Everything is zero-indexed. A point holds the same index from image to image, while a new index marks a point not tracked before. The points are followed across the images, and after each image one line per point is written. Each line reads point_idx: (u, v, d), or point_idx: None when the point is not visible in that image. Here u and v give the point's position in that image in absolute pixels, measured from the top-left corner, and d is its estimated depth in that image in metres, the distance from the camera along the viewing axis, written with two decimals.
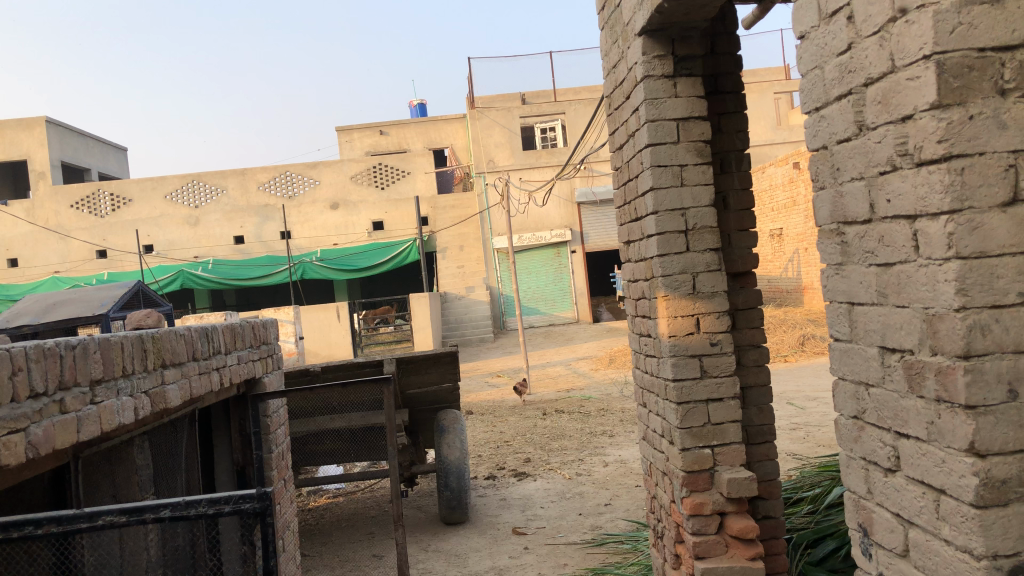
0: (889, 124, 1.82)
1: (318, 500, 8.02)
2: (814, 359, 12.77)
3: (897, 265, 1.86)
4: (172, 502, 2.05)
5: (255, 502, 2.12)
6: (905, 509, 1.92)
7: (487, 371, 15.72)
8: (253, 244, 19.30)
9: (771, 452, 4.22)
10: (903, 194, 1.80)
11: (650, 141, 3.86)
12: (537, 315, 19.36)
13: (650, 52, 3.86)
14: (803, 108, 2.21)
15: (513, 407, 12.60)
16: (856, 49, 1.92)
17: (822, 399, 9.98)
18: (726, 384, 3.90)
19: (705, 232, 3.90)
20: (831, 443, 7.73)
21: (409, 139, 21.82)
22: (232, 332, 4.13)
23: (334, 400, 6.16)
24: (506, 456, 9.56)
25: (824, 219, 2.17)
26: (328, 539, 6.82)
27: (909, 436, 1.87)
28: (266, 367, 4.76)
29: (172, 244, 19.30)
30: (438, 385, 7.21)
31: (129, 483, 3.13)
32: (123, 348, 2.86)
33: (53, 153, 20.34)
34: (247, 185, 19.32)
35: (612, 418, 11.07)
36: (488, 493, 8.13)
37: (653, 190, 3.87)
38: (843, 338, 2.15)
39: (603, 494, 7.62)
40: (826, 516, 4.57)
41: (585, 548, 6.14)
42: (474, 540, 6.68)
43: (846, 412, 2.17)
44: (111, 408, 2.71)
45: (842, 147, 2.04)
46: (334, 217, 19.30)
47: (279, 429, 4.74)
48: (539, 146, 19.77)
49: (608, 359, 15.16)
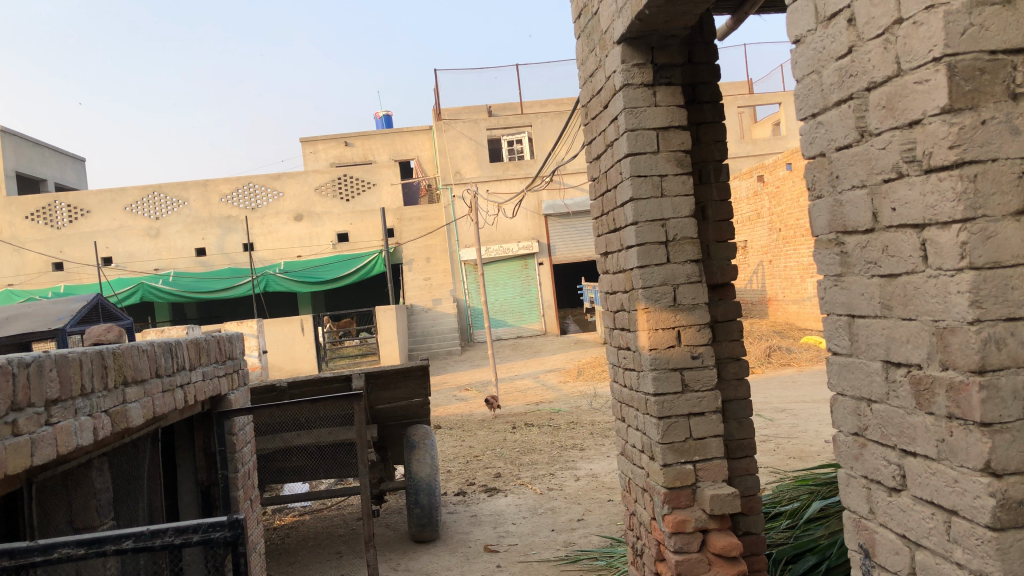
0: (895, 129, 1.75)
1: (284, 518, 7.83)
2: (781, 370, 12.82)
3: (903, 276, 1.79)
4: (135, 532, 1.90)
5: (225, 530, 1.94)
6: (911, 531, 1.85)
7: (454, 384, 15.55)
8: (216, 256, 18.97)
9: (752, 467, 4.15)
10: (910, 201, 1.73)
11: (629, 151, 3.78)
12: (504, 328, 19.25)
13: (630, 61, 3.80)
14: (800, 115, 2.15)
15: (482, 421, 12.48)
16: (858, 52, 1.86)
17: (790, 411, 10.01)
18: (708, 399, 3.83)
19: (685, 244, 3.83)
20: (801, 455, 7.73)
21: (374, 150, 21.63)
22: (197, 346, 3.97)
23: (302, 417, 5.99)
24: (476, 471, 9.42)
25: (822, 228, 2.10)
26: (295, 559, 6.62)
27: (917, 454, 1.80)
28: (232, 382, 4.59)
29: (132, 257, 18.89)
30: (408, 400, 7.07)
31: (87, 509, 2.95)
32: (81, 365, 2.70)
33: (8, 163, 19.86)
34: (209, 196, 19.00)
35: (582, 431, 10.98)
36: (458, 510, 7.99)
37: (633, 201, 3.80)
38: (842, 352, 2.07)
39: (575, 508, 7.52)
40: (805, 530, 4.52)
41: (559, 565, 6.02)
42: (445, 558, 6.53)
43: (845, 429, 2.09)
44: (68, 429, 2.55)
45: (842, 154, 1.97)
46: (298, 229, 19.05)
47: (245, 447, 4.57)
48: (505, 159, 19.74)
49: (577, 371, 15.11)
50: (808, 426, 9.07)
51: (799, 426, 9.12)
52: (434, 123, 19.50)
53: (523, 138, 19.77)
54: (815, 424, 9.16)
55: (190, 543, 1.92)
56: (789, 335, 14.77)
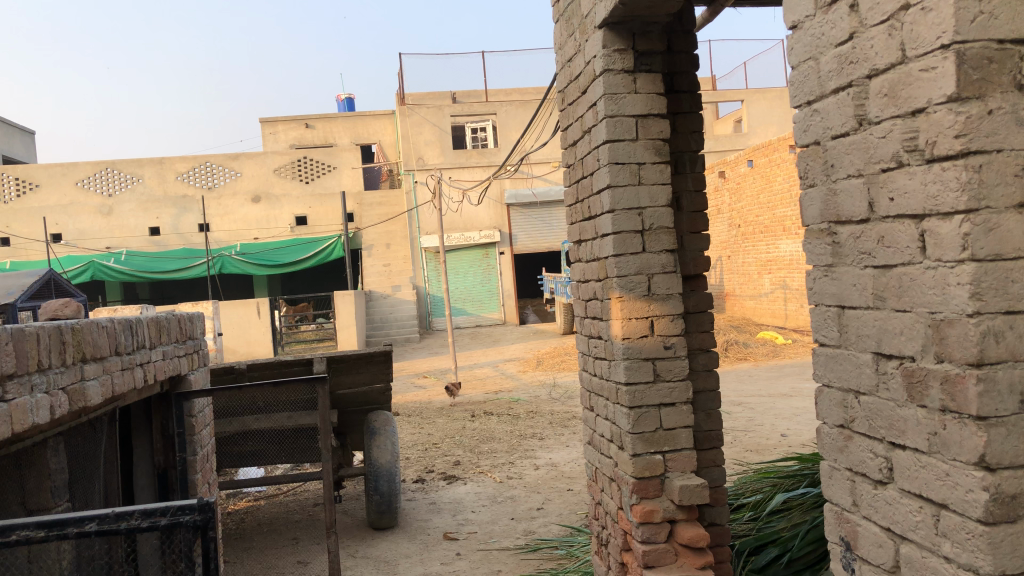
0: (896, 117, 1.74)
1: (239, 503, 7.69)
2: (738, 364, 12.95)
3: (899, 268, 1.77)
4: (98, 515, 1.78)
5: (195, 514, 1.83)
6: (897, 524, 1.84)
7: (412, 371, 15.45)
8: (170, 236, 18.56)
9: (718, 459, 4.15)
10: (910, 191, 1.72)
11: (607, 137, 3.74)
12: (464, 317, 19.16)
13: (610, 46, 3.76)
14: (793, 102, 2.12)
15: (441, 408, 12.41)
16: (859, 38, 1.84)
17: (748, 404, 10.12)
18: (679, 390, 3.81)
19: (660, 233, 3.81)
20: (758, 447, 7.82)
21: (336, 133, 21.34)
22: (157, 325, 3.84)
23: (262, 401, 5.86)
24: (435, 458, 9.36)
25: (813, 218, 2.07)
26: (250, 544, 6.50)
27: (906, 447, 1.79)
28: (192, 363, 4.46)
29: (82, 234, 18.35)
30: (370, 385, 6.97)
31: (40, 490, 2.83)
32: (38, 341, 2.58)
33: None
34: (164, 174, 18.66)
35: (541, 421, 10.97)
36: (417, 497, 7.92)
37: (610, 188, 3.76)
38: (830, 343, 2.05)
39: (535, 498, 7.49)
40: (768, 522, 4.55)
41: (519, 554, 5.99)
42: (404, 546, 6.46)
43: (831, 421, 2.07)
44: (23, 407, 2.43)
45: (837, 142, 1.95)
46: (255, 211, 18.73)
47: (204, 430, 4.44)
48: (469, 147, 19.59)
49: (536, 361, 15.12)
50: (765, 420, 9.17)
51: (756, 419, 9.21)
52: (397, 107, 19.29)
53: (487, 125, 19.82)
54: (772, 418, 9.26)
55: (157, 527, 1.81)
56: (746, 330, 14.94)
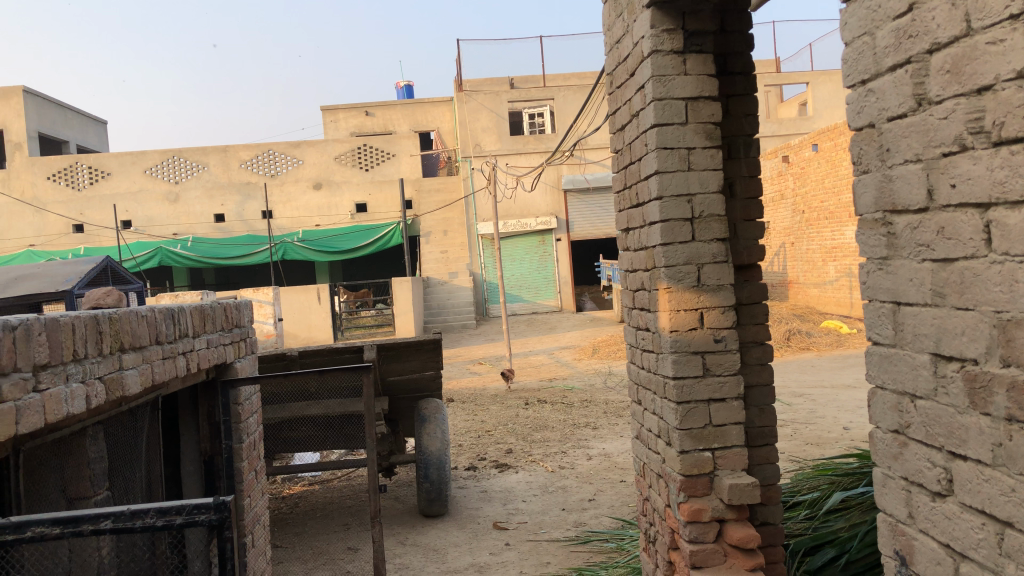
0: (959, 95, 1.59)
1: (293, 488, 7.78)
2: (800, 354, 12.60)
3: (961, 261, 1.62)
4: (114, 512, 1.77)
5: (211, 513, 1.82)
6: (957, 541, 1.68)
7: (469, 358, 15.46)
8: (234, 223, 18.91)
9: (772, 456, 3.98)
10: (974, 177, 1.57)
11: (656, 121, 3.60)
12: (520, 303, 19.10)
13: (659, 26, 3.60)
14: (845, 82, 1.96)
15: (496, 395, 12.38)
16: (919, 9, 1.68)
17: (809, 395, 9.83)
18: (730, 384, 3.66)
19: (711, 221, 3.65)
20: (819, 441, 7.57)
21: (395, 120, 21.41)
22: (202, 313, 3.85)
23: (312, 387, 5.88)
24: (487, 446, 9.33)
25: (867, 206, 1.92)
26: (302, 529, 6.56)
27: (967, 458, 1.64)
28: (239, 351, 4.48)
29: (150, 221, 18.84)
30: (420, 372, 6.94)
31: (78, 478, 2.85)
32: (74, 330, 2.58)
33: (31, 123, 19.80)
34: (228, 162, 18.91)
35: (596, 409, 10.85)
36: (468, 484, 7.90)
37: (658, 174, 3.62)
38: (885, 343, 1.90)
39: (586, 488, 7.39)
40: (824, 522, 4.36)
41: (569, 546, 5.90)
42: (453, 534, 6.44)
43: (884, 426, 1.92)
44: (58, 396, 2.43)
45: (894, 125, 1.79)
46: (317, 198, 18.95)
47: (251, 418, 4.46)
48: (526, 132, 19.50)
49: (592, 349, 14.98)
50: (827, 412, 8.89)
51: (817, 412, 8.93)
52: (455, 93, 19.27)
53: (545, 111, 19.50)
54: (834, 410, 8.97)
55: (173, 525, 1.79)
56: (810, 319, 14.53)
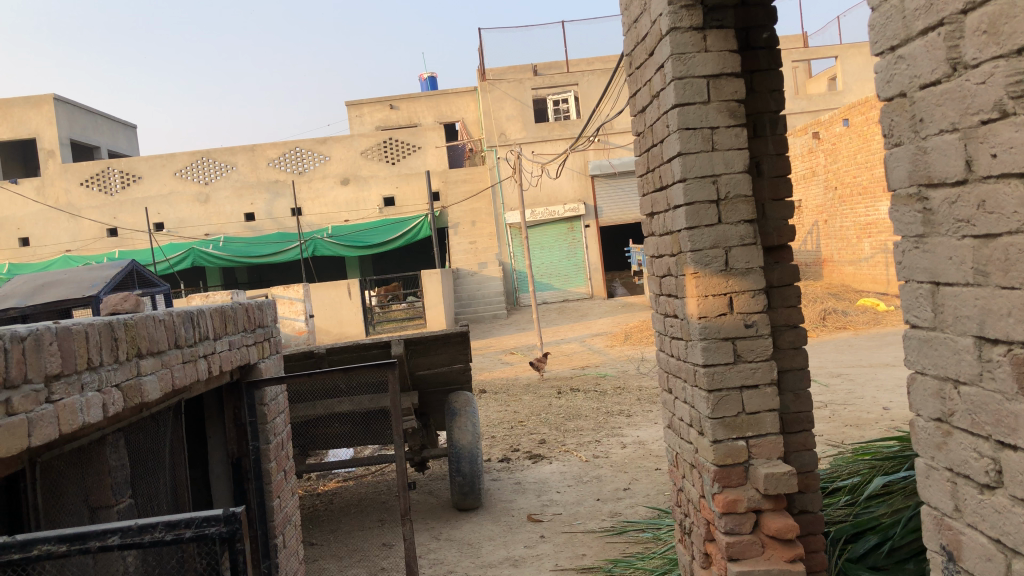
0: (998, 57, 1.48)
1: (327, 484, 7.80)
2: (836, 334, 12.36)
3: (1004, 237, 1.51)
4: (122, 527, 1.76)
5: (221, 525, 1.82)
6: (1008, 536, 1.57)
7: (500, 348, 15.38)
8: (265, 221, 18.99)
9: (809, 442, 3.85)
10: (1017, 145, 1.45)
11: (676, 102, 3.48)
12: (550, 292, 18.99)
13: (677, 2, 3.47)
14: (874, 49, 1.84)
15: (528, 384, 12.31)
16: None
17: (847, 376, 9.63)
18: (762, 370, 3.54)
19: (738, 203, 3.52)
20: (858, 423, 7.40)
21: (420, 113, 21.33)
22: (223, 314, 3.81)
23: (342, 384, 5.83)
24: (520, 437, 9.26)
25: (900, 180, 1.80)
26: (336, 526, 6.54)
27: (1017, 449, 1.53)
28: (263, 352, 4.43)
29: (182, 222, 18.96)
30: (449, 365, 6.90)
31: (100, 486, 2.83)
32: (87, 338, 2.53)
33: (62, 130, 20.02)
34: (256, 161, 19.04)
35: (629, 396, 10.74)
36: (502, 476, 7.85)
37: (681, 156, 3.50)
38: (923, 325, 1.78)
39: (622, 477, 7.30)
40: (866, 508, 4.22)
41: (604, 537, 5.82)
42: (488, 528, 6.38)
43: (926, 413, 1.80)
44: (72, 406, 2.39)
45: (927, 92, 1.67)
46: (345, 193, 18.96)
47: (278, 418, 4.42)
48: (551, 119, 19.35)
49: (624, 335, 14.85)
50: (865, 392, 8.69)
51: (855, 392, 8.73)
52: (479, 83, 19.16)
53: (569, 96, 19.34)
54: (873, 390, 8.76)
55: (182, 539, 1.79)
56: (845, 297, 14.24)
